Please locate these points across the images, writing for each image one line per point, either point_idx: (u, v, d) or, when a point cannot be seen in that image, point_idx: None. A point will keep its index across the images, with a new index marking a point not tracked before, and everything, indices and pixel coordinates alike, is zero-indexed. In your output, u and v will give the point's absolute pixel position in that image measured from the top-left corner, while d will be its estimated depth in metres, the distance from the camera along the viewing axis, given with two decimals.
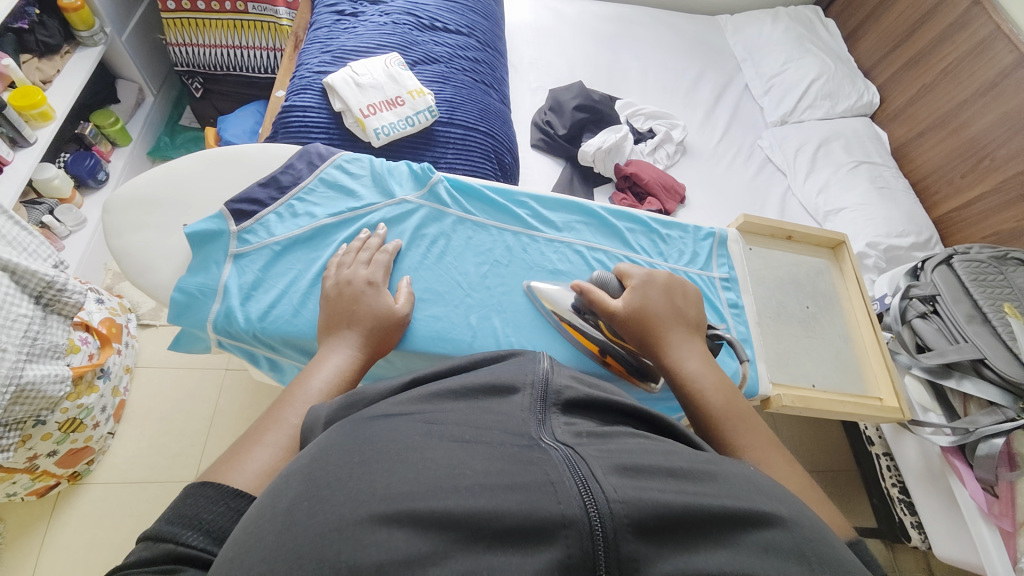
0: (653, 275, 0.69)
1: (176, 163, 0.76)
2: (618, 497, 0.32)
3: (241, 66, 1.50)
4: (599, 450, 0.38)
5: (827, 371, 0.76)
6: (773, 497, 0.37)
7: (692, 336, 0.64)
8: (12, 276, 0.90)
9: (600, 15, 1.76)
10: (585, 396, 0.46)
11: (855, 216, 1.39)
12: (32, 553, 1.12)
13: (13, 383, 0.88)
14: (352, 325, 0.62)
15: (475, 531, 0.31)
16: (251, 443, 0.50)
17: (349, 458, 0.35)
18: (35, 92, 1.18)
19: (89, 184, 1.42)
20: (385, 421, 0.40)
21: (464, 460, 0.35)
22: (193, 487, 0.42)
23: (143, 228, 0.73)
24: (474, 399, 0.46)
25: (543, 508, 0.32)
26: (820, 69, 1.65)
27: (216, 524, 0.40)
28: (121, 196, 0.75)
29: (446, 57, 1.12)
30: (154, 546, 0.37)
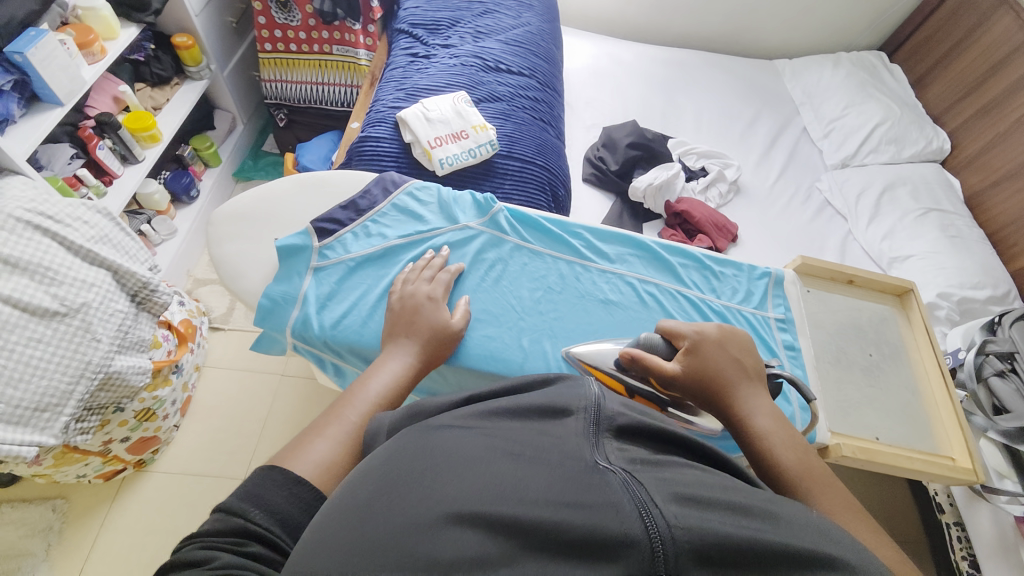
0: (702, 329, 0.67)
1: (269, 184, 0.86)
2: (679, 523, 0.34)
3: (319, 100, 1.65)
4: (657, 477, 0.39)
5: (893, 423, 0.72)
6: (837, 541, 0.37)
7: (752, 388, 0.62)
8: (115, 275, 1.03)
9: (655, 59, 1.82)
10: (636, 422, 0.45)
11: (924, 265, 1.32)
12: (93, 533, 1.21)
13: (102, 371, 0.97)
14: (409, 335, 0.66)
15: (543, 541, 0.34)
16: (313, 435, 0.55)
17: (420, 465, 0.39)
18: (146, 117, 1.34)
19: (182, 199, 1.59)
20: (450, 432, 0.43)
21: (528, 475, 0.38)
22: (262, 469, 0.48)
23: (238, 239, 0.81)
24: (529, 420, 0.46)
25: (607, 527, 0.34)
26: (884, 114, 1.61)
27: (278, 506, 0.46)
28: (222, 212, 0.84)
29: (509, 96, 1.20)
30: (225, 518, 0.43)
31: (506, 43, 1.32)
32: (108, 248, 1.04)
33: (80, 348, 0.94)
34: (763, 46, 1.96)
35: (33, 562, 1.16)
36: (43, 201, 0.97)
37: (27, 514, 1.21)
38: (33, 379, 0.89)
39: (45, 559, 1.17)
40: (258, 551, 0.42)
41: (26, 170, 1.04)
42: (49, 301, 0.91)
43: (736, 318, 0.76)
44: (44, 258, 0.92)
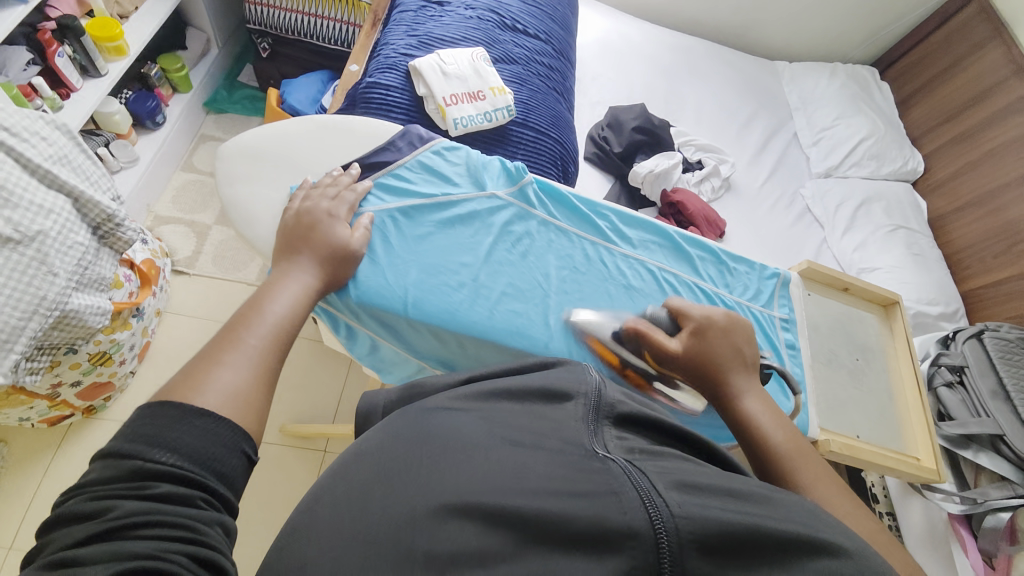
0: (711, 315, 0.66)
1: (285, 123, 0.80)
2: (683, 513, 0.34)
3: (313, 34, 1.53)
4: (656, 466, 0.39)
5: (871, 424, 0.79)
6: (834, 528, 0.37)
7: (747, 377, 0.62)
8: (75, 204, 0.92)
9: (664, 42, 1.79)
10: (637, 412, 0.46)
11: (888, 278, 1.42)
12: (34, 480, 1.12)
13: (57, 309, 0.88)
14: (307, 252, 0.63)
15: (545, 533, 0.35)
16: (207, 361, 0.49)
17: (415, 453, 0.42)
18: (112, 25, 1.19)
19: (147, 124, 1.43)
20: (446, 417, 0.46)
21: (526, 465, 0.40)
22: (151, 407, 0.43)
23: (248, 179, 0.76)
24: (529, 404, 0.48)
25: (611, 517, 0.34)
26: (870, 129, 1.68)
27: (183, 443, 0.41)
28: (232, 147, 0.79)
29: (525, 59, 1.14)
30: (119, 463, 0.39)
31: (525, 1, 1.24)
32: (66, 170, 0.92)
33: (35, 282, 0.84)
34: (766, 45, 1.97)
35: None
36: None
37: None
38: None
39: None
40: (167, 490, 0.38)
41: None
42: (1, 225, 0.81)
43: (747, 314, 0.78)
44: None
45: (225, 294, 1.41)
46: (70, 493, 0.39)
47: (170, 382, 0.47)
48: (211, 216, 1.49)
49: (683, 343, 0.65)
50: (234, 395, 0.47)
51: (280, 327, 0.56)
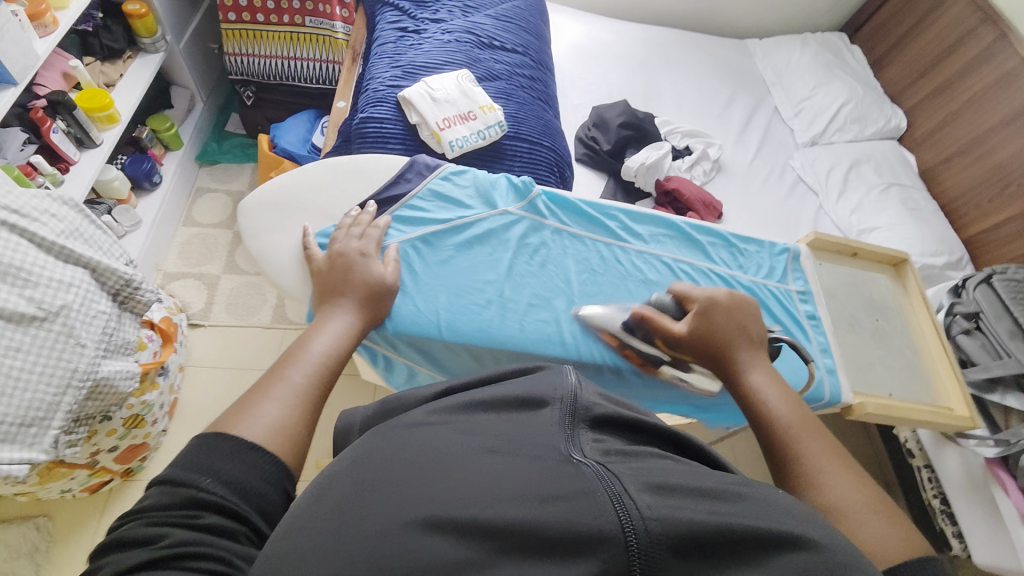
0: (715, 295, 0.69)
1: (301, 170, 0.82)
2: (653, 514, 0.33)
3: (294, 76, 1.55)
4: (630, 467, 0.37)
5: (900, 381, 0.81)
6: (804, 520, 0.36)
7: (752, 353, 0.65)
8: (93, 274, 0.94)
9: (637, 38, 1.83)
10: (614, 414, 0.43)
11: (890, 235, 1.44)
12: (81, 551, 1.12)
13: (89, 379, 0.89)
14: (347, 294, 0.65)
15: (516, 540, 0.32)
16: (257, 398, 0.51)
17: (393, 465, 0.38)
18: (101, 95, 1.22)
19: (144, 186, 1.45)
20: (423, 430, 0.43)
21: (504, 471, 0.37)
22: (208, 438, 0.44)
23: (273, 230, 0.78)
24: (507, 412, 0.44)
25: (580, 521, 0.32)
26: (849, 94, 1.71)
27: (232, 476, 0.43)
28: (253, 201, 0.81)
29: (507, 74, 1.17)
30: (175, 491, 0.40)
31: (498, 17, 1.27)
32: (80, 243, 0.93)
33: (64, 355, 0.85)
34: (735, 26, 2.02)
35: None
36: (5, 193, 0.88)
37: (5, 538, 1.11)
38: (16, 393, 0.81)
39: None
40: (214, 521, 0.39)
41: None
42: (25, 304, 0.83)
43: (765, 292, 0.80)
44: (14, 256, 0.83)
45: (245, 341, 1.43)
46: (127, 517, 0.40)
47: (220, 420, 0.49)
48: (219, 266, 1.51)
49: (689, 325, 0.66)
50: (280, 430, 0.49)
51: (325, 363, 0.57)
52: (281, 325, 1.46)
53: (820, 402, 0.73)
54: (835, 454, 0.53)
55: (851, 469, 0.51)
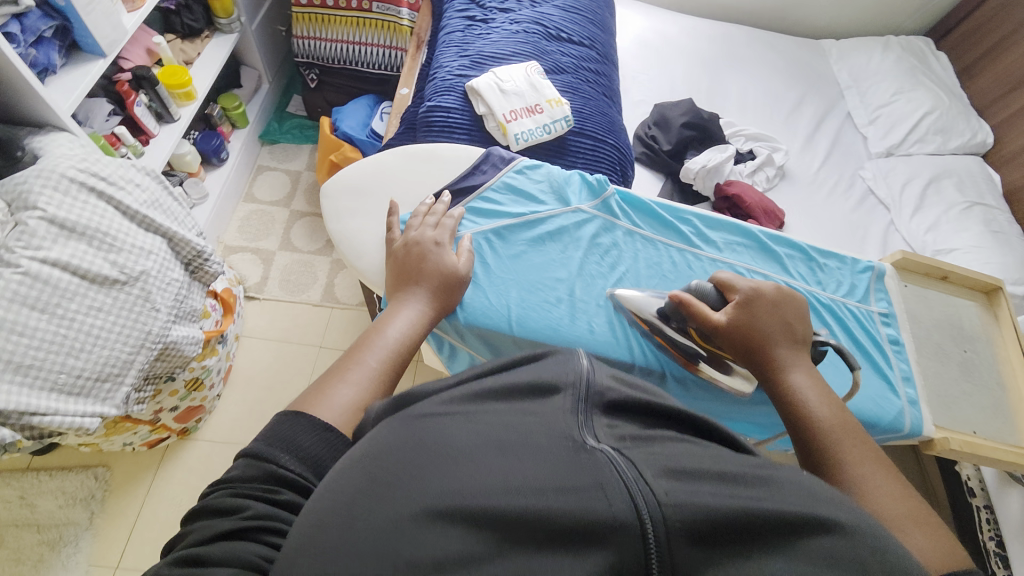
0: (761, 288, 0.67)
1: (378, 158, 0.84)
2: (671, 501, 0.32)
3: (357, 61, 1.58)
4: (646, 454, 0.37)
5: (986, 419, 0.76)
6: (830, 502, 0.35)
7: (794, 351, 0.64)
8: (170, 243, 0.99)
9: (704, 34, 1.76)
10: (628, 397, 0.43)
11: (968, 258, 1.34)
12: (137, 501, 1.20)
13: (160, 341, 0.94)
14: (420, 282, 0.65)
15: (526, 532, 0.32)
16: (335, 378, 0.52)
17: (406, 459, 0.35)
18: (180, 72, 1.27)
19: (212, 161, 1.52)
20: (434, 422, 0.39)
21: (516, 462, 0.35)
22: (288, 416, 0.45)
23: (348, 215, 0.79)
24: (515, 400, 0.41)
25: (592, 510, 0.32)
26: (933, 102, 1.60)
27: (309, 453, 0.43)
28: (331, 185, 0.83)
29: (573, 68, 1.15)
30: (257, 465, 0.41)
31: (566, 8, 1.25)
32: (159, 213, 0.98)
33: (140, 317, 0.91)
34: (810, 24, 1.92)
35: (77, 531, 1.16)
36: (94, 160, 0.92)
37: (68, 482, 1.20)
38: (94, 348, 0.85)
39: (89, 528, 1.16)
40: (292, 498, 0.39)
41: (71, 126, 1.00)
42: (109, 268, 0.87)
43: (845, 311, 0.76)
44: (101, 223, 0.88)
45: (295, 317, 1.47)
46: (216, 486, 0.41)
47: (302, 395, 0.50)
48: (274, 242, 1.57)
49: (729, 316, 0.65)
50: (351, 412, 0.49)
51: (398, 349, 0.58)
52: (329, 303, 1.50)
53: (898, 433, 0.69)
54: (877, 461, 0.52)
55: (892, 477, 0.51)
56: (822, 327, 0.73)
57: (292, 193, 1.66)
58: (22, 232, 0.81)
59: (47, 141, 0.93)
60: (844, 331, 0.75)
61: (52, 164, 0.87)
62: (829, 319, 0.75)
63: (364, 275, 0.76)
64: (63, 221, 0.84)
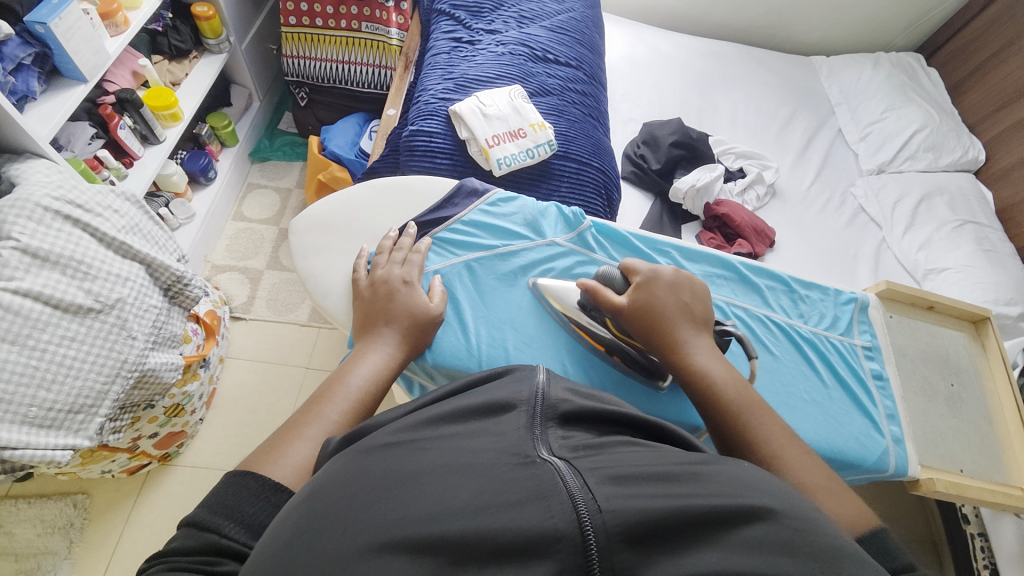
0: (658, 270, 0.68)
1: (351, 190, 0.84)
2: (609, 507, 0.32)
3: (346, 80, 1.58)
4: (594, 462, 0.37)
5: (973, 456, 0.76)
6: (763, 490, 0.36)
7: (696, 334, 0.65)
8: (148, 269, 0.98)
9: (696, 52, 1.76)
10: (580, 407, 0.44)
11: (959, 278, 1.32)
12: (116, 529, 1.17)
13: (137, 369, 0.92)
14: (389, 324, 0.65)
15: (468, 551, 0.31)
16: (289, 437, 0.52)
17: (347, 493, 0.36)
18: (166, 94, 1.27)
19: (200, 180, 1.52)
20: (393, 450, 0.40)
21: (456, 484, 0.35)
22: (236, 477, 0.45)
23: (321, 249, 0.79)
24: (469, 420, 0.44)
25: (532, 522, 0.32)
26: (924, 120, 1.59)
27: (254, 520, 0.42)
28: (304, 219, 0.83)
29: (559, 89, 1.14)
30: (197, 535, 0.40)
31: (553, 29, 1.24)
32: (137, 239, 0.97)
33: (116, 346, 0.89)
34: (800, 41, 1.93)
35: (54, 561, 1.13)
36: (71, 187, 0.91)
37: (46, 511, 1.17)
38: (66, 379, 0.83)
39: (66, 558, 1.13)
40: (235, 568, 0.38)
41: (49, 153, 1.00)
42: (83, 297, 0.86)
43: (827, 345, 0.75)
44: (76, 251, 0.86)
45: (281, 337, 1.46)
46: (151, 563, 0.39)
47: (252, 457, 0.50)
48: (262, 262, 1.56)
49: (631, 298, 0.66)
50: (305, 474, 0.49)
51: (361, 399, 0.58)
52: (316, 323, 1.49)
53: (882, 473, 0.68)
54: (785, 431, 0.57)
55: (799, 445, 0.56)
56: (801, 365, 0.72)
57: (281, 211, 1.65)
58: None
59: (23, 168, 0.92)
60: (828, 366, 0.73)
61: (26, 192, 0.85)
62: (812, 354, 0.74)
63: (333, 313, 0.75)
64: (37, 251, 0.82)
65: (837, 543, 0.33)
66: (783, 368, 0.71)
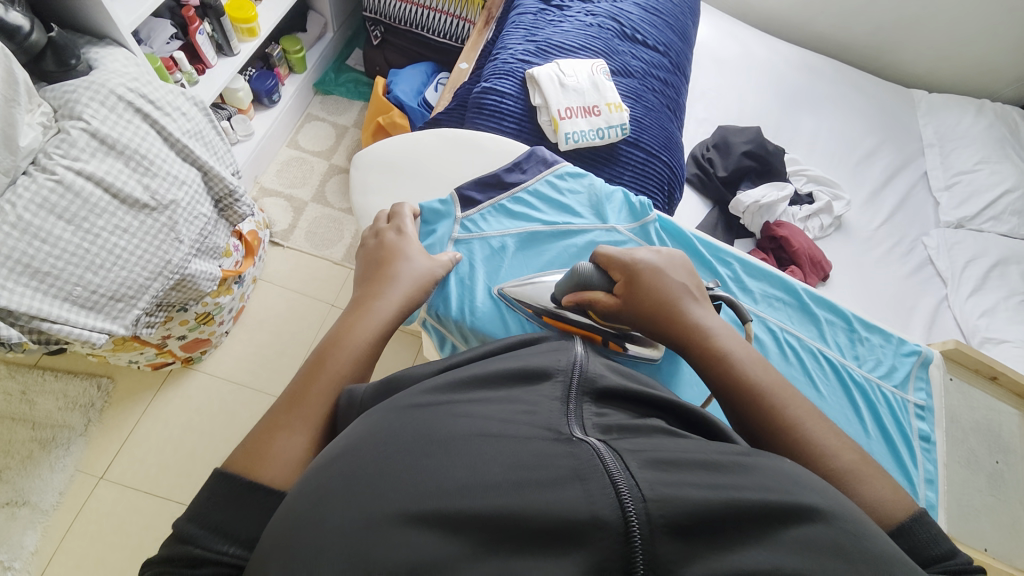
0: (639, 258, 0.64)
1: (419, 136, 0.83)
2: (653, 495, 0.31)
3: (422, 26, 1.54)
4: (633, 445, 0.36)
5: (1001, 539, 0.72)
6: (810, 489, 0.34)
7: (700, 309, 0.62)
8: (204, 177, 0.99)
9: (789, 61, 1.65)
10: (620, 386, 0.43)
11: (1019, 354, 1.23)
12: (133, 417, 1.24)
13: (178, 272, 0.95)
14: (384, 283, 0.64)
15: (501, 526, 0.30)
16: (276, 421, 0.50)
17: (375, 455, 0.36)
18: (247, 7, 1.27)
19: (263, 101, 1.53)
20: (424, 413, 0.40)
21: (490, 455, 0.34)
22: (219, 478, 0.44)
23: (378, 191, 0.79)
24: (503, 387, 0.43)
25: (571, 502, 0.31)
26: (1019, 180, 1.47)
27: (233, 526, 0.42)
28: (369, 156, 0.82)
29: (642, 73, 1.08)
30: (179, 542, 0.40)
31: (647, 9, 1.18)
32: (198, 145, 0.98)
33: (163, 245, 0.91)
34: (904, 71, 1.78)
35: (71, 435, 1.20)
36: (146, 82, 0.91)
37: (72, 386, 1.24)
38: (113, 268, 0.86)
39: (83, 433, 1.20)
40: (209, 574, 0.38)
41: (128, 43, 1.01)
42: (141, 192, 0.87)
43: (877, 395, 0.71)
44: (141, 144, 0.88)
45: (312, 270, 1.48)
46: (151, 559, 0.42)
47: (234, 454, 0.48)
48: (308, 193, 1.57)
49: (625, 296, 0.63)
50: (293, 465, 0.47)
51: (358, 360, 0.57)
52: (348, 264, 1.50)
53: None
54: (812, 410, 0.54)
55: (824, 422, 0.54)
56: (844, 408, 0.69)
57: (334, 147, 1.65)
58: (63, 140, 0.81)
59: (103, 55, 0.93)
60: (874, 417, 0.69)
61: (103, 78, 0.87)
62: (860, 401, 0.70)
63: None
64: (105, 137, 0.84)
65: (890, 549, 0.32)
66: (823, 411, 0.68)
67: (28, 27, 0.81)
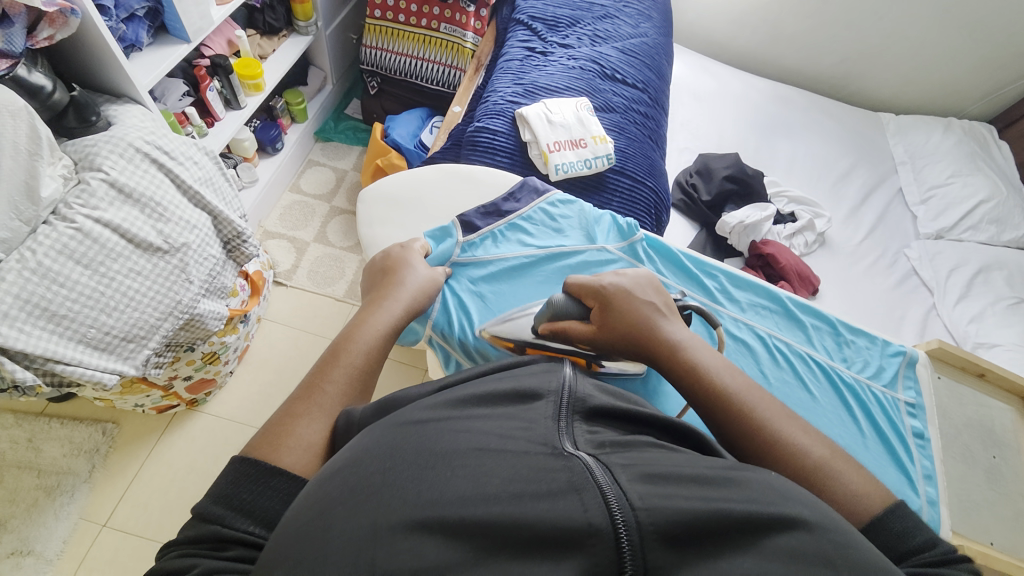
0: (607, 282, 0.68)
1: (418, 170, 0.89)
2: (644, 505, 0.34)
3: (417, 75, 1.65)
4: (625, 459, 0.39)
5: (1007, 534, 0.72)
6: (798, 501, 0.36)
7: (671, 324, 0.65)
8: (214, 221, 1.04)
9: (761, 93, 1.76)
10: (608, 406, 0.46)
11: (1012, 357, 1.26)
12: (137, 462, 1.23)
13: (187, 312, 0.98)
14: (391, 293, 0.68)
15: (502, 538, 0.33)
16: (290, 413, 0.51)
17: (379, 467, 0.37)
18: (254, 66, 1.36)
19: (267, 149, 1.61)
20: (425, 428, 0.42)
21: (490, 467, 0.36)
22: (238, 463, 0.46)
23: (380, 222, 0.84)
24: (500, 405, 0.46)
25: (565, 513, 0.33)
26: (990, 191, 1.54)
27: (255, 505, 0.43)
28: (372, 191, 0.88)
29: (623, 108, 1.16)
30: (202, 526, 0.42)
31: (624, 51, 1.28)
32: (209, 191, 1.03)
33: (174, 286, 0.95)
34: (869, 96, 1.90)
35: (74, 482, 1.19)
36: (161, 135, 0.98)
37: (76, 433, 1.24)
38: (126, 309, 0.89)
39: (86, 481, 1.19)
40: (238, 553, 0.40)
41: (145, 101, 1.08)
42: (154, 236, 0.92)
43: (868, 395, 0.73)
44: (156, 191, 0.93)
45: (315, 308, 1.51)
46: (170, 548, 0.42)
47: (253, 440, 0.49)
48: (311, 234, 1.63)
49: (597, 323, 0.66)
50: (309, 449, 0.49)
51: (366, 361, 0.59)
52: (350, 300, 1.53)
53: None
54: (785, 413, 0.57)
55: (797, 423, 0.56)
56: (837, 410, 0.71)
57: (335, 189, 1.73)
58: (83, 190, 0.86)
59: (121, 112, 1.00)
60: (867, 417, 0.71)
61: (122, 133, 0.94)
62: (852, 402, 0.72)
63: None
64: (123, 186, 0.89)
65: (870, 554, 0.34)
66: (817, 413, 0.70)
67: (50, 88, 0.88)
